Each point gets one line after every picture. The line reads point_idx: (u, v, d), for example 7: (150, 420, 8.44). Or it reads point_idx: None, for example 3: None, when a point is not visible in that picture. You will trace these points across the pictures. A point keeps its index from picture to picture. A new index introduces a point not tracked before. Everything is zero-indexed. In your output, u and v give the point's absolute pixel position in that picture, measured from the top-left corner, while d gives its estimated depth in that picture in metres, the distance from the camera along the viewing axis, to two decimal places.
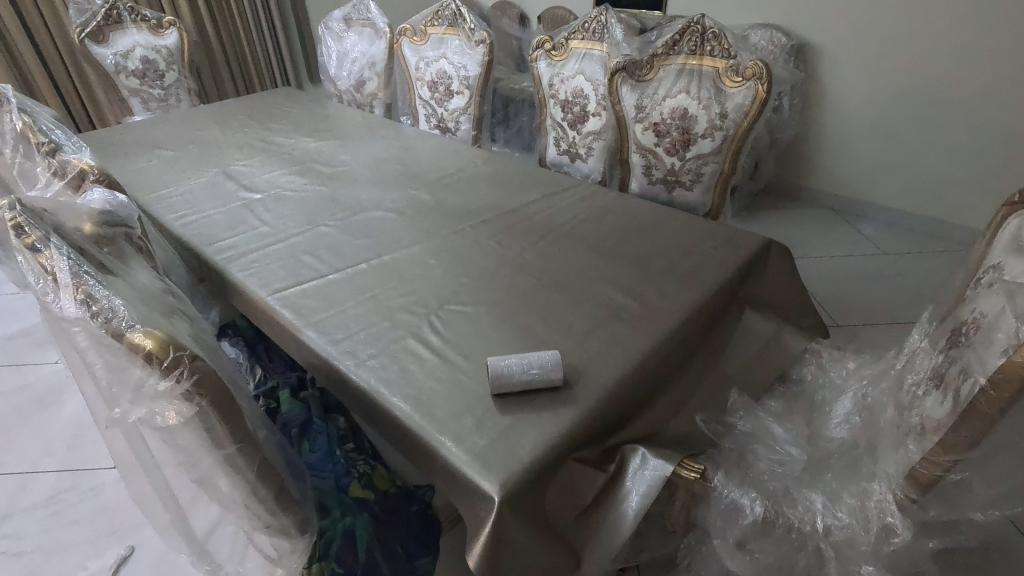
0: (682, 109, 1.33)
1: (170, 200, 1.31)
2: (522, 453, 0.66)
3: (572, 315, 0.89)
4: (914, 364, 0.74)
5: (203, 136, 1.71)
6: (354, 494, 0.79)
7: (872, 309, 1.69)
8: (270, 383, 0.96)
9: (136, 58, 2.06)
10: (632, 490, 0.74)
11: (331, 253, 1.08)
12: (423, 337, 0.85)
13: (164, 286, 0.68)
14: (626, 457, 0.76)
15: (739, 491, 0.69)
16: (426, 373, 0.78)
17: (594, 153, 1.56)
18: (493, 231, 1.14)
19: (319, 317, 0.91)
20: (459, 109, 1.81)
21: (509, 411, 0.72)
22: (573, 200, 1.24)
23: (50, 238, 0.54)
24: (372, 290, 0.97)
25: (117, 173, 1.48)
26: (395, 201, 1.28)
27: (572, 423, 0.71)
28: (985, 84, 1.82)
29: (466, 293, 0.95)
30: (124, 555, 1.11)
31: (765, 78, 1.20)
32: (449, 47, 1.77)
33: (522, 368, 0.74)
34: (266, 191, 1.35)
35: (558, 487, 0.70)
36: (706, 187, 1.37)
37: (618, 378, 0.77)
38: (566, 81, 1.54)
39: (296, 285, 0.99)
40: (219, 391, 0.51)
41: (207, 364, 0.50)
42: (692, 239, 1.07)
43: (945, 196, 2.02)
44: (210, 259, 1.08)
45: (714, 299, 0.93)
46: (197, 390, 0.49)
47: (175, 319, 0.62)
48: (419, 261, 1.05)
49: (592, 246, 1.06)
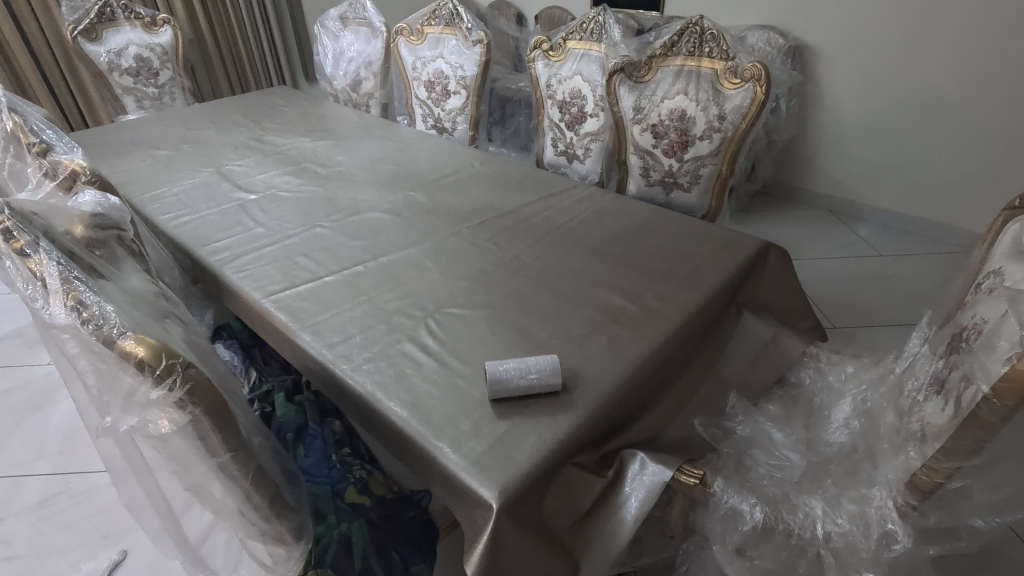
0: (680, 110, 1.32)
1: (164, 201, 1.30)
2: (520, 459, 0.66)
3: (570, 318, 0.88)
4: (914, 369, 0.74)
5: (198, 135, 1.69)
6: (350, 500, 0.78)
7: (869, 311, 1.69)
8: (265, 387, 0.95)
9: (130, 56, 2.04)
10: (631, 495, 0.73)
11: (327, 255, 1.08)
12: (420, 340, 0.84)
13: (156, 290, 0.67)
14: (625, 462, 0.75)
15: (738, 496, 0.69)
16: (423, 378, 0.78)
17: (592, 154, 1.55)
18: (491, 233, 1.13)
19: (315, 320, 0.90)
20: (456, 109, 1.80)
21: (506, 416, 0.71)
22: (571, 202, 1.24)
23: (40, 243, 0.53)
24: (368, 292, 0.96)
25: (110, 172, 1.47)
26: (392, 202, 1.27)
27: (571, 428, 0.70)
28: (981, 87, 1.82)
29: (463, 296, 0.94)
30: (117, 559, 1.05)
31: (763, 80, 1.20)
32: (446, 46, 1.76)
33: (520, 372, 0.73)
34: (261, 192, 1.34)
35: (556, 493, 0.69)
36: (703, 189, 1.37)
37: (616, 383, 0.77)
38: (564, 82, 1.54)
39: (291, 287, 0.98)
40: (213, 398, 0.51)
41: (200, 371, 0.50)
42: (691, 242, 1.07)
43: (941, 198, 2.02)
44: (205, 260, 1.07)
45: (713, 302, 0.93)
46: (190, 399, 0.48)
47: (167, 324, 0.61)
48: (416, 263, 1.04)
49: (590, 249, 1.05)
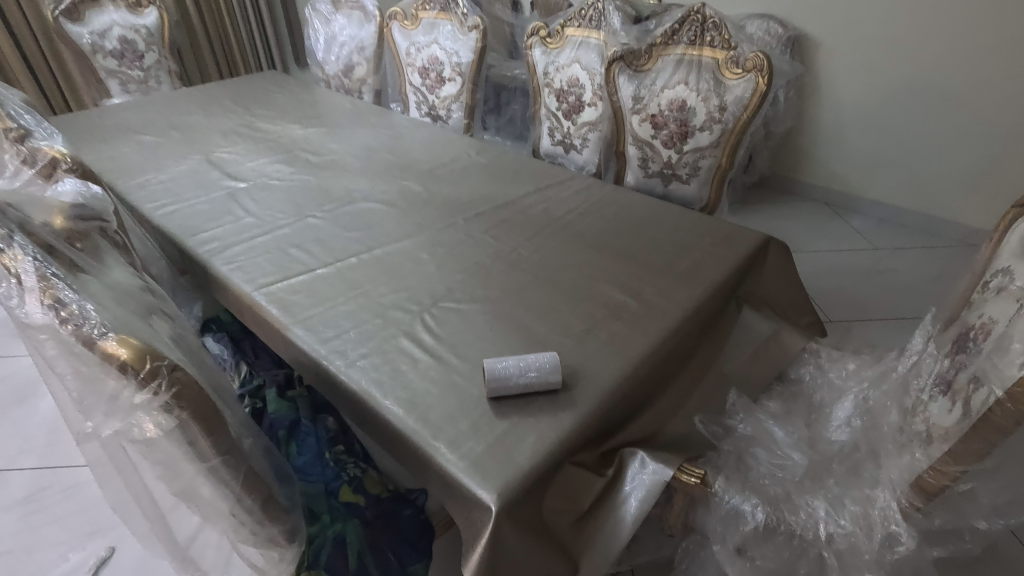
0: (680, 100, 1.30)
1: (151, 188, 1.26)
2: (520, 460, 0.64)
3: (570, 313, 0.86)
4: (919, 368, 0.73)
5: (185, 121, 1.65)
6: (344, 499, 0.76)
7: (864, 305, 1.69)
8: (256, 381, 0.92)
9: (114, 38, 1.98)
10: (631, 494, 0.72)
11: (319, 246, 1.05)
12: (416, 336, 0.82)
13: (142, 283, 0.64)
14: (625, 460, 0.74)
15: (740, 496, 0.69)
16: (419, 375, 0.76)
17: (589, 144, 1.53)
18: (488, 224, 1.10)
19: (308, 314, 0.87)
20: (451, 96, 1.77)
21: (506, 415, 0.69)
22: (570, 193, 1.21)
23: (15, 238, 0.51)
24: (362, 285, 0.94)
25: (95, 158, 1.42)
26: (386, 192, 1.25)
27: (571, 427, 0.68)
28: (980, 80, 1.81)
29: (460, 290, 0.92)
30: (103, 556, 1.02)
31: (766, 70, 1.18)
32: (441, 32, 1.72)
33: (518, 368, 0.71)
34: (251, 180, 1.31)
35: (556, 493, 0.68)
36: (702, 181, 1.35)
37: (617, 381, 0.75)
38: (562, 70, 1.51)
39: (283, 280, 0.96)
40: (202, 402, 0.48)
41: (188, 373, 0.47)
42: (691, 235, 1.05)
43: (938, 192, 2.02)
44: (193, 251, 1.04)
45: (714, 297, 0.91)
46: (177, 402, 0.45)
47: (153, 321, 0.58)
48: (411, 255, 1.02)
49: (589, 242, 1.03)
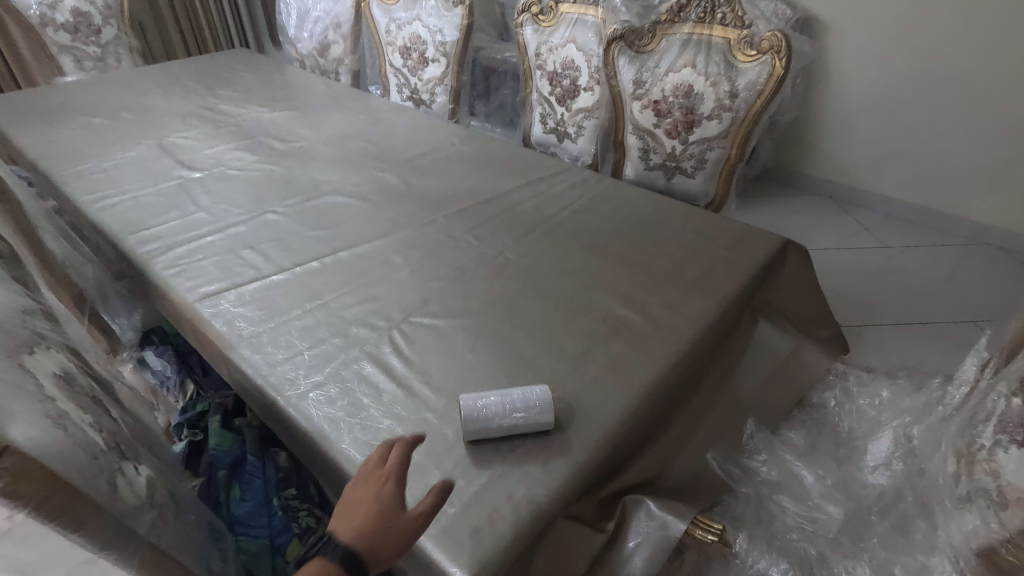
0: (686, 85, 1.17)
1: (91, 177, 1.12)
2: (501, 525, 0.52)
3: (563, 330, 0.74)
4: (978, 404, 0.61)
5: (141, 102, 1.49)
6: (291, 556, 0.69)
7: (875, 308, 1.59)
8: (200, 407, 0.82)
9: (67, 10, 1.81)
10: (635, 553, 0.61)
11: (276, 248, 0.91)
12: (382, 359, 0.70)
13: (21, 307, 0.51)
14: (627, 512, 0.63)
15: (766, 560, 0.65)
16: (383, 411, 0.63)
17: (585, 132, 1.40)
18: (471, 223, 0.98)
19: (256, 331, 0.75)
20: (434, 78, 1.62)
21: (486, 464, 0.57)
22: (564, 188, 1.09)
23: None
24: (323, 295, 0.81)
25: (33, 143, 1.27)
26: (358, 185, 1.11)
27: (565, 479, 0.57)
28: (1001, 68, 1.69)
29: (437, 301, 0.79)
30: None
31: (784, 52, 1.05)
32: (423, 7, 1.57)
33: (501, 408, 0.59)
34: (207, 169, 1.17)
35: (546, 558, 0.56)
36: (709, 175, 1.23)
37: (619, 418, 0.63)
38: (555, 51, 1.37)
39: (232, 288, 0.83)
40: (53, 487, 0.35)
41: (24, 454, 0.34)
42: (701, 238, 0.93)
43: (950, 187, 1.91)
44: (131, 252, 0.91)
45: (728, 312, 0.80)
46: (13, 499, 0.33)
47: (27, 358, 0.45)
48: (382, 259, 0.89)
49: (585, 245, 0.91)
